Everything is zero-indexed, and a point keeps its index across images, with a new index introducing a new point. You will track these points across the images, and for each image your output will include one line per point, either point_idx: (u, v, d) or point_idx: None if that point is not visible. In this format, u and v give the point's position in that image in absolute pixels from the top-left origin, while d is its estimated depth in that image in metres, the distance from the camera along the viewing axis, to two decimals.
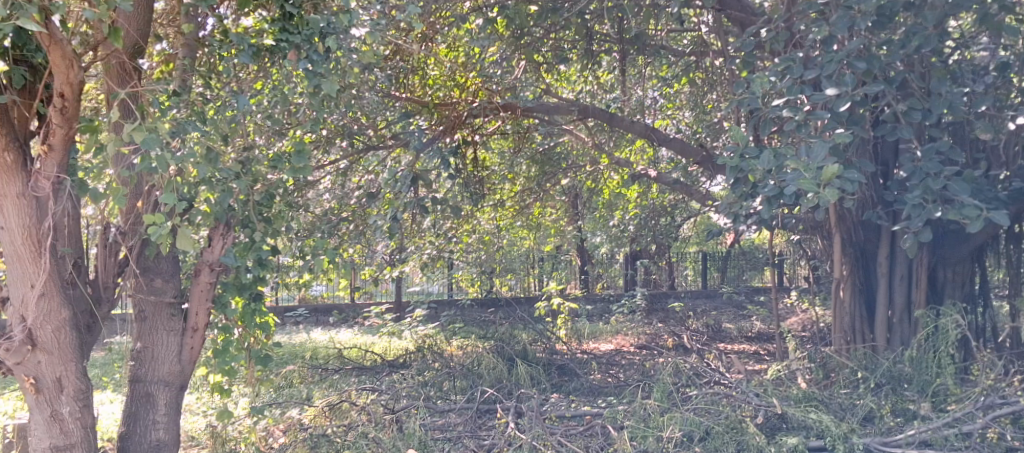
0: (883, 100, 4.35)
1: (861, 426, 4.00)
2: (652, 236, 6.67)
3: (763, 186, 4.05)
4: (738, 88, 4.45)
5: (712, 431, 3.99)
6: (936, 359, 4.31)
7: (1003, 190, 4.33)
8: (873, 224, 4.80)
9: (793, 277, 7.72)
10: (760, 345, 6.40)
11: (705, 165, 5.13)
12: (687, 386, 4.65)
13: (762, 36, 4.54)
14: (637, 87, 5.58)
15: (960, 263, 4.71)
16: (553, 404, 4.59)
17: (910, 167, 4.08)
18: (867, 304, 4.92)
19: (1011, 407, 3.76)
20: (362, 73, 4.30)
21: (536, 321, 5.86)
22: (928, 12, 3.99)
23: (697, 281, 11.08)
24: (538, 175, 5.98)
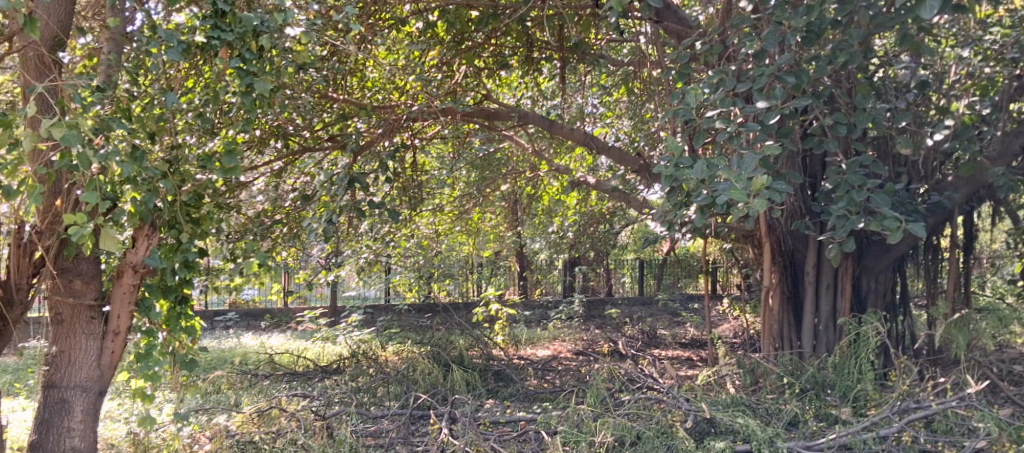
0: (812, 114, 4.52)
1: (786, 431, 4.12)
2: (590, 243, 6.74)
3: (696, 196, 4.16)
4: (675, 99, 4.55)
5: (642, 436, 4.07)
6: (857, 365, 4.43)
7: (921, 204, 4.52)
8: (801, 234, 4.90)
9: (725, 284, 7.95)
10: (693, 352, 6.50)
11: (642, 174, 5.07)
12: (620, 392, 4.72)
13: (697, 48, 4.62)
14: (577, 94, 5.71)
15: (882, 272, 4.86)
16: (488, 410, 4.59)
17: (835, 180, 4.25)
18: (795, 312, 5.04)
19: (925, 411, 3.93)
20: (297, 73, 4.24)
21: (473, 327, 5.83)
22: (854, 31, 4.17)
23: (635, 288, 11.27)
24: (477, 181, 6.00)
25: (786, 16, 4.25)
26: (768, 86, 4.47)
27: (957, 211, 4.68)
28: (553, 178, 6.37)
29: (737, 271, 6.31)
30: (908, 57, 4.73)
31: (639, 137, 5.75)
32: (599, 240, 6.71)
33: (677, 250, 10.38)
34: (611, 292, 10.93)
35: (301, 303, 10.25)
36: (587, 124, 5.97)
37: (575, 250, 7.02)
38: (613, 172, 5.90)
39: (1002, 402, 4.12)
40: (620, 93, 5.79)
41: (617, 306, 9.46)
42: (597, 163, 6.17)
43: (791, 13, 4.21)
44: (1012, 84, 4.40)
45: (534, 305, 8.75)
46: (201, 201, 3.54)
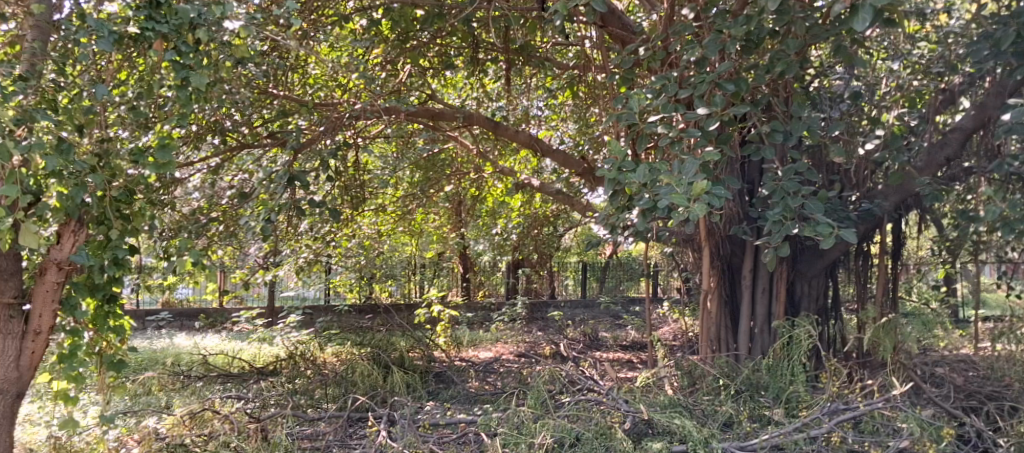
0: (750, 121, 4.63)
1: (721, 431, 4.20)
2: (532, 246, 6.82)
3: (638, 199, 4.21)
4: (617, 103, 4.61)
5: (582, 437, 4.08)
6: (790, 367, 4.54)
7: (853, 211, 4.66)
8: (739, 238, 5.00)
9: (665, 287, 8.09)
10: (633, 354, 6.57)
11: (585, 177, 5.09)
12: (561, 394, 4.73)
13: (641, 54, 4.67)
14: (523, 96, 5.72)
15: (815, 277, 4.99)
16: (428, 412, 4.56)
17: (771, 186, 4.35)
18: (732, 315, 5.13)
19: (854, 412, 4.05)
20: (235, 67, 4.14)
21: (415, 329, 5.78)
22: (791, 41, 4.28)
23: (577, 290, 11.39)
24: (422, 182, 5.93)
25: (726, 25, 4.34)
26: (709, 92, 4.55)
27: (886, 218, 4.78)
28: (497, 181, 6.35)
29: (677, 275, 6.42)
30: (842, 69, 4.88)
31: (584, 141, 5.80)
32: (543, 242, 6.70)
33: (618, 253, 10.53)
34: (554, 294, 11.01)
35: (238, 303, 10.03)
36: (532, 126, 5.99)
37: (518, 252, 7.04)
38: (557, 174, 5.94)
39: (925, 403, 4.27)
40: (565, 96, 5.82)
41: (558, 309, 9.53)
42: (541, 166, 6.19)
43: (731, 22, 4.29)
44: (936, 97, 4.64)
45: (475, 306, 8.70)
46: (134, 198, 3.37)
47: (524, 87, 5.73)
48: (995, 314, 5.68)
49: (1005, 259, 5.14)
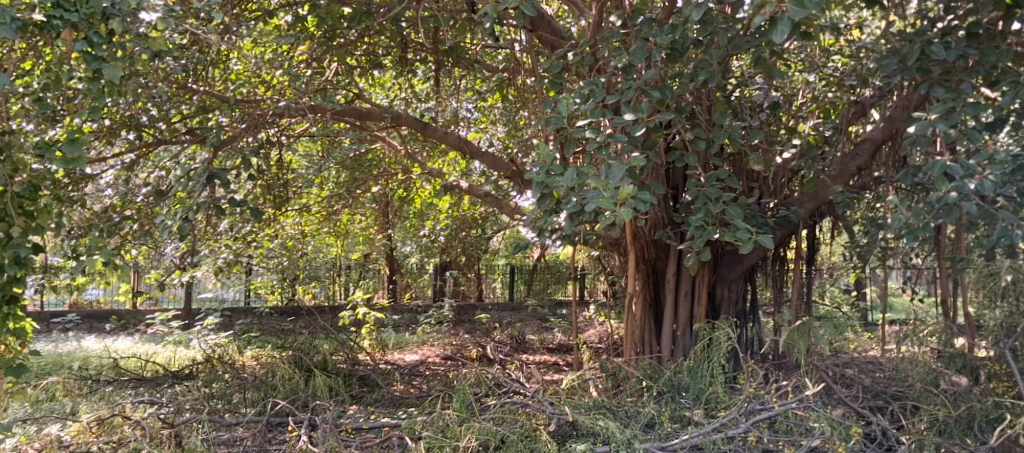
0: (674, 128, 4.73)
1: (643, 432, 4.27)
2: (461, 247, 6.71)
3: (566, 203, 4.25)
4: (546, 107, 4.64)
5: (507, 440, 4.08)
6: (710, 369, 4.66)
7: (771, 217, 4.82)
8: (663, 243, 5.09)
9: (591, 290, 8.24)
10: (559, 356, 6.64)
11: (515, 180, 5.04)
12: (486, 396, 4.73)
13: (569, 59, 4.70)
14: (452, 98, 5.72)
15: (735, 281, 5.13)
16: (351, 416, 4.49)
17: (694, 192, 4.46)
18: (655, 318, 5.22)
19: (769, 412, 4.17)
20: (152, 60, 3.98)
21: (340, 331, 5.68)
22: (714, 51, 4.40)
23: (505, 293, 11.62)
24: (347, 182, 5.87)
25: (652, 33, 4.43)
26: (635, 99, 4.63)
27: (802, 224, 4.96)
28: (425, 182, 6.36)
29: (603, 279, 6.53)
30: (762, 80, 5.05)
31: (513, 144, 5.84)
32: (471, 245, 6.72)
33: (546, 256, 10.68)
34: (482, 297, 11.06)
35: (152, 305, 9.75)
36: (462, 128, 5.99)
37: (447, 253, 6.98)
38: (486, 177, 5.95)
39: (836, 403, 4.44)
40: (494, 99, 5.84)
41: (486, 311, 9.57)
42: (470, 168, 6.18)
43: (658, 31, 4.39)
44: (850, 108, 4.77)
45: (404, 309, 8.87)
46: (38, 195, 3.16)
47: (454, 89, 5.72)
48: (899, 317, 5.99)
49: (910, 265, 5.42)
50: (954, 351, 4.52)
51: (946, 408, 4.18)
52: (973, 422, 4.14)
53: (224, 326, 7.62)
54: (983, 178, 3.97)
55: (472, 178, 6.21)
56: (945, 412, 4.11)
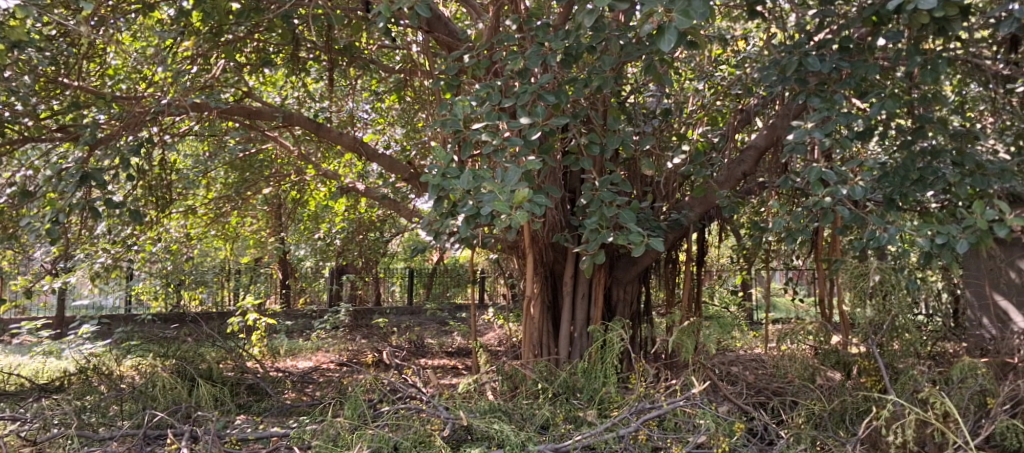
0: (570, 132, 4.79)
1: (538, 434, 4.29)
2: (357, 250, 6.89)
3: (462, 206, 4.23)
4: (441, 109, 4.60)
5: (400, 447, 4.02)
6: (603, 369, 4.74)
7: (663, 220, 4.94)
8: (561, 245, 5.15)
9: (489, 294, 8.36)
10: (458, 361, 6.66)
11: (412, 183, 4.97)
12: (381, 403, 4.65)
13: (465, 61, 4.69)
14: (347, 99, 5.65)
15: (630, 283, 5.25)
16: (238, 427, 4.33)
17: (589, 196, 4.53)
18: (553, 320, 5.26)
19: (658, 411, 4.27)
20: (13, 51, 3.70)
21: (228, 339, 5.48)
22: (607, 58, 4.49)
23: (403, 297, 11.74)
24: (237, 183, 5.75)
25: (547, 38, 4.48)
26: (531, 103, 4.66)
27: (692, 228, 5.12)
28: (320, 185, 6.21)
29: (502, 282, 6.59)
30: (654, 87, 5.20)
31: (410, 146, 5.82)
32: (368, 247, 6.85)
33: (445, 260, 10.81)
34: (381, 301, 11.09)
35: (18, 314, 9.14)
36: (358, 129, 5.91)
37: (342, 256, 7.12)
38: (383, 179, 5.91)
39: (721, 400, 4.60)
40: (392, 100, 5.79)
41: (384, 316, 9.55)
42: (367, 170, 6.11)
43: (552, 36, 4.44)
44: (735, 116, 5.03)
45: (297, 314, 8.95)
46: None
47: (349, 89, 5.64)
48: (780, 316, 6.33)
49: (790, 267, 5.72)
50: (829, 348, 4.78)
51: (822, 402, 4.41)
52: (845, 414, 4.35)
53: (101, 335, 7.22)
54: (854, 184, 4.22)
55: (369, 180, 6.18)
56: (820, 407, 4.33)
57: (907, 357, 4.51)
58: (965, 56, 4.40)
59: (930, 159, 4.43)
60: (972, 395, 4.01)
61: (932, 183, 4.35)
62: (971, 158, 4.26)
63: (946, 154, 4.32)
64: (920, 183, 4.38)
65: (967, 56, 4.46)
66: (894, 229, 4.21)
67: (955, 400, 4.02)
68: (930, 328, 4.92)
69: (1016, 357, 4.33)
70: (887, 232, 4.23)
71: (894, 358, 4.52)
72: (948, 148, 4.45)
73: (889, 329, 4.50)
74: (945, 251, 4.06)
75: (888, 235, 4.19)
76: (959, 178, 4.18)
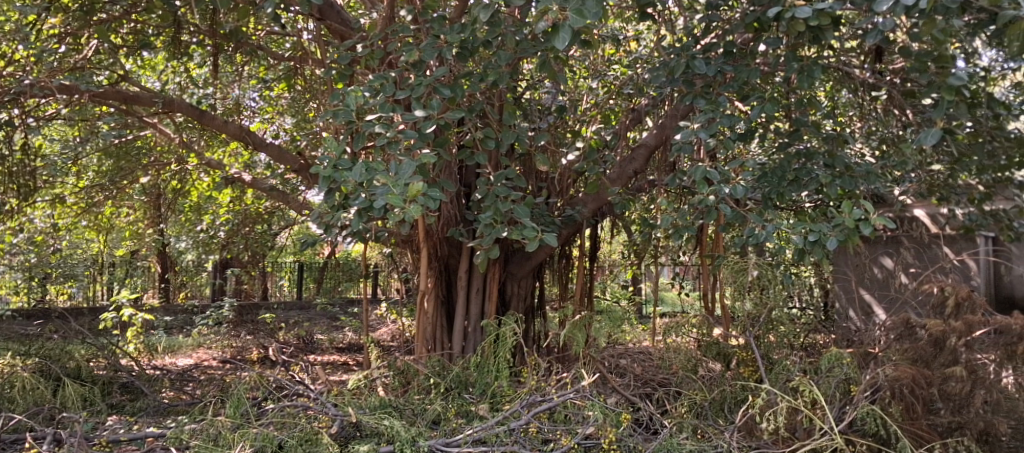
0: (465, 126, 4.77)
1: (429, 429, 4.26)
2: (243, 245, 6.62)
3: (353, 199, 4.13)
4: (333, 99, 4.49)
5: (285, 445, 3.90)
6: (496, 363, 4.74)
7: (557, 216, 5.01)
8: (455, 240, 5.14)
9: (384, 288, 8.44)
10: (348, 357, 6.88)
11: (301, 174, 4.84)
12: (265, 400, 4.50)
13: (358, 51, 4.60)
14: (233, 86, 5.57)
15: (524, 278, 5.31)
16: (108, 428, 4.08)
17: (483, 190, 4.53)
18: (447, 315, 5.25)
19: (548, 403, 4.31)
20: None
21: (101, 336, 5.19)
22: (502, 53, 4.49)
23: (291, 291, 11.76)
24: (112, 171, 5.61)
25: (443, 30, 4.44)
26: (426, 95, 4.61)
27: (585, 223, 5.22)
28: (202, 174, 6.20)
29: (396, 277, 6.57)
30: (550, 84, 5.27)
31: (300, 135, 5.79)
32: (255, 242, 6.57)
33: (336, 255, 10.77)
34: (267, 295, 11.08)
35: None
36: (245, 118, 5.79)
37: (228, 252, 6.77)
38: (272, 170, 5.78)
39: (610, 392, 4.70)
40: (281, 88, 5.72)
41: (272, 312, 9.38)
42: (254, 161, 6.02)
43: (447, 28, 4.40)
44: (627, 115, 5.16)
45: (176, 310, 9.34)
46: None
47: (236, 76, 5.56)
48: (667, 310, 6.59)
49: (677, 262, 5.95)
50: (711, 340, 4.98)
51: (703, 392, 4.59)
52: (724, 404, 4.53)
53: None
54: (736, 184, 4.40)
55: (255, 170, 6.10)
56: (702, 396, 4.51)
57: (781, 349, 4.76)
58: (836, 65, 4.68)
59: (805, 161, 4.70)
60: (838, 383, 4.26)
61: (806, 184, 4.60)
62: (840, 160, 4.54)
63: (819, 157, 4.59)
64: (796, 183, 4.63)
65: (838, 65, 4.74)
66: (772, 226, 4.42)
67: (823, 388, 4.25)
68: (802, 320, 5.22)
69: (876, 348, 4.58)
70: (765, 230, 4.43)
71: (769, 349, 4.75)
72: (821, 151, 4.73)
73: (765, 322, 4.77)
74: (816, 248, 4.28)
75: (766, 232, 4.39)
76: (830, 178, 4.43)
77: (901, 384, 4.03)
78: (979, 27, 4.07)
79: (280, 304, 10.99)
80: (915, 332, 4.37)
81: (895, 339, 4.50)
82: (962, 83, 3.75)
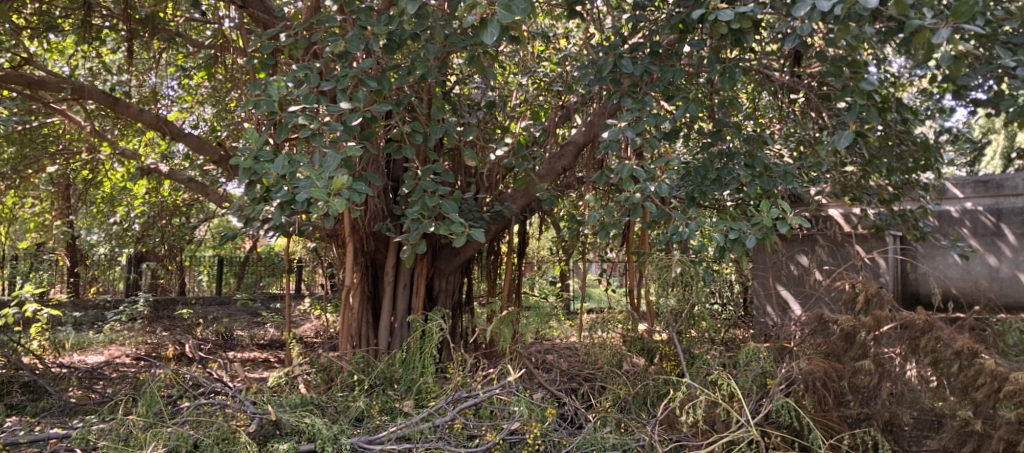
0: (393, 119, 4.70)
1: (352, 427, 4.19)
2: (160, 238, 6.48)
3: (275, 192, 4.02)
4: (255, 89, 4.36)
5: (200, 444, 3.78)
6: (421, 360, 4.69)
7: (486, 212, 5.01)
8: (382, 235, 5.09)
9: (309, 283, 8.46)
10: (269, 353, 7.09)
11: (222, 166, 4.74)
12: (181, 399, 4.37)
13: (282, 40, 4.50)
14: (149, 72, 5.48)
15: (452, 273, 5.34)
16: (8, 430, 3.88)
17: (410, 185, 4.47)
18: (373, 310, 5.22)
19: (474, 399, 4.27)
20: None
21: (4, 332, 4.95)
22: (430, 47, 4.42)
23: (211, 286, 11.79)
24: (15, 160, 5.37)
25: (370, 21, 4.36)
26: (352, 87, 4.52)
27: (513, 220, 5.25)
28: (116, 163, 6.06)
29: (321, 271, 6.51)
30: (479, 79, 5.29)
31: (221, 126, 5.73)
32: (172, 234, 6.47)
33: (259, 249, 10.76)
34: (185, 289, 11.02)
35: None
36: (161, 106, 5.91)
37: (142, 243, 6.71)
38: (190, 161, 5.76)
39: (536, 387, 4.72)
40: (201, 77, 5.66)
41: (191, 308, 9.19)
42: (171, 151, 5.95)
43: (374, 20, 4.34)
44: (556, 113, 5.21)
45: (86, 305, 9.49)
46: None
47: (152, 63, 5.44)
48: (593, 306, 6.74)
49: (604, 259, 6.08)
50: (635, 336, 5.08)
51: (626, 387, 4.65)
52: (647, 397, 4.60)
53: None
54: (661, 182, 4.45)
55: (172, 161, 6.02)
56: (625, 391, 4.57)
57: (702, 343, 4.88)
58: (757, 67, 4.82)
59: (726, 160, 4.84)
60: (756, 377, 4.39)
61: (727, 183, 4.73)
62: (760, 161, 4.68)
63: (739, 157, 4.74)
64: (717, 182, 4.75)
65: (759, 67, 4.89)
66: (694, 224, 4.48)
67: (741, 382, 4.37)
68: (722, 316, 5.39)
69: (792, 342, 4.75)
70: (688, 227, 4.51)
71: (691, 344, 4.87)
72: (741, 152, 4.87)
73: (687, 317, 4.90)
74: (736, 246, 4.34)
75: (688, 230, 4.44)
76: (749, 178, 4.57)
77: (813, 377, 4.18)
78: (890, 36, 4.23)
79: (198, 299, 10.79)
80: (828, 327, 4.50)
81: (809, 334, 4.66)
82: (873, 88, 3.91)
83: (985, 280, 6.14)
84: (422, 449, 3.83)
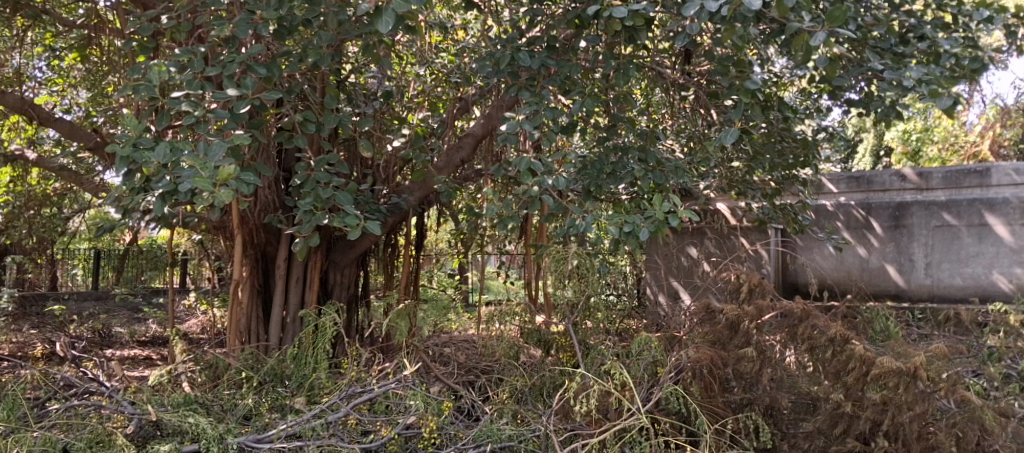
0: (285, 108, 4.52)
1: (239, 425, 4.01)
2: (28, 228, 6.25)
3: (155, 181, 3.76)
4: (133, 73, 4.09)
5: (70, 449, 3.53)
6: (314, 355, 4.58)
7: (383, 203, 4.93)
8: (274, 227, 4.96)
9: (197, 276, 8.33)
10: (152, 350, 7.01)
11: (97, 152, 4.63)
12: (50, 401, 4.08)
13: (162, 22, 4.26)
14: (13, 51, 5.53)
15: (347, 267, 5.29)
16: None
17: (303, 176, 4.29)
18: (264, 305, 5.09)
19: (369, 394, 4.15)
20: None
21: None
22: (323, 33, 4.24)
23: (87, 281, 11.55)
24: None
25: (258, 5, 4.15)
26: (241, 74, 4.30)
27: (411, 212, 5.22)
28: None
29: (209, 265, 6.34)
30: (376, 68, 5.26)
31: (97, 110, 5.56)
32: (42, 225, 6.35)
33: (140, 242, 10.51)
34: (57, 284, 10.64)
35: None
36: (27, 88, 5.73)
37: (7, 235, 6.58)
38: (64, 147, 5.50)
39: (433, 380, 4.66)
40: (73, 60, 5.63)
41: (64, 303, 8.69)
42: (40, 137, 5.73)
43: (263, 4, 4.11)
44: (454, 105, 5.22)
45: None
46: None
47: (15, 42, 5.52)
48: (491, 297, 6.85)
49: (504, 251, 6.28)
50: (533, 328, 5.13)
51: (524, 378, 4.65)
52: (544, 388, 4.61)
53: None
54: (559, 175, 4.45)
55: (41, 148, 5.80)
56: (522, 382, 4.58)
57: (596, 334, 4.96)
58: (649, 65, 4.93)
59: (621, 155, 4.93)
60: (647, 366, 4.46)
61: (622, 177, 4.82)
62: (652, 156, 4.81)
63: (632, 151, 4.85)
64: (613, 176, 4.83)
65: (651, 65, 5.02)
66: (590, 217, 4.48)
67: (633, 371, 4.44)
68: (617, 307, 5.59)
69: (682, 331, 4.89)
70: (584, 220, 4.51)
71: (586, 335, 4.93)
72: (635, 146, 4.99)
73: (583, 308, 5.00)
74: (630, 239, 4.36)
75: (584, 223, 4.45)
76: (643, 172, 4.67)
77: (699, 365, 4.28)
78: (773, 37, 4.38)
79: (71, 295, 10.26)
80: (714, 316, 4.66)
81: (697, 322, 4.85)
82: (756, 88, 3.99)
83: (857, 270, 6.61)
84: (314, 446, 3.67)
